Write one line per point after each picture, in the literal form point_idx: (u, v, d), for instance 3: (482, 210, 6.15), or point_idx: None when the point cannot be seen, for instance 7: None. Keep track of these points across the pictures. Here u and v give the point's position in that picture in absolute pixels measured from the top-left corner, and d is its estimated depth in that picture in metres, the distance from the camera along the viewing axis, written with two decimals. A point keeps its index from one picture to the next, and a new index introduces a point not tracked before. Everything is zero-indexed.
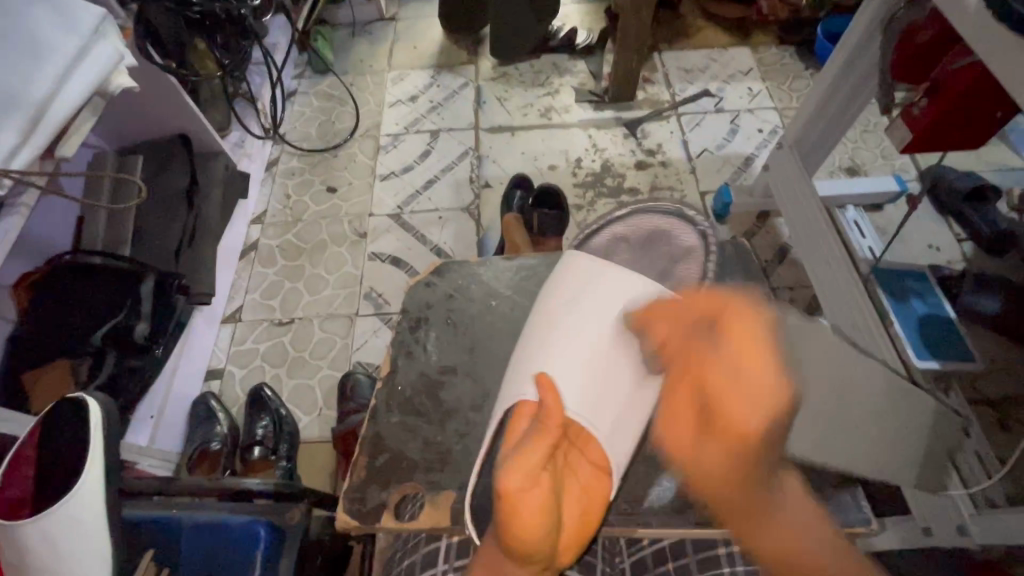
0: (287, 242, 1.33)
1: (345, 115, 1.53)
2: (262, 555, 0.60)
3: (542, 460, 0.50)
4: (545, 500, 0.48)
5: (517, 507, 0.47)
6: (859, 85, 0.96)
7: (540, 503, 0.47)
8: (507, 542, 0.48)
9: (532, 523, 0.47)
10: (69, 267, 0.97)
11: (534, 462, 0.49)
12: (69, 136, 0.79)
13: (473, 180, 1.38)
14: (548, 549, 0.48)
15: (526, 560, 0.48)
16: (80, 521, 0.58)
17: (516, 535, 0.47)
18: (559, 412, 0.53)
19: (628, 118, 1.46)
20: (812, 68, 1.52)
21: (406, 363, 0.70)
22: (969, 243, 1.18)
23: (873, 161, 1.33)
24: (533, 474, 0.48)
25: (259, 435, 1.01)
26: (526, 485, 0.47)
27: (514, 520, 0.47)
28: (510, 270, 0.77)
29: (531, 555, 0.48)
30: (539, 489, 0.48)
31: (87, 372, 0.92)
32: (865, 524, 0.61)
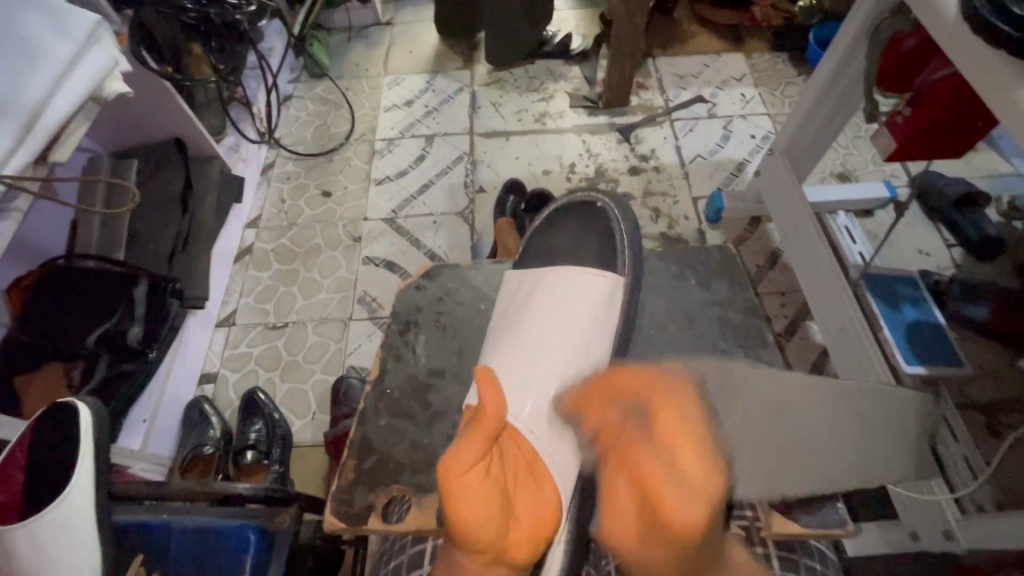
0: (282, 246, 1.33)
1: (341, 119, 1.54)
2: (252, 558, 0.61)
3: (480, 451, 0.48)
4: (483, 491, 0.47)
5: (452, 495, 0.46)
6: (849, 91, 0.97)
7: (478, 493, 0.46)
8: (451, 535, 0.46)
9: (473, 518, 0.45)
10: (64, 271, 0.97)
11: (471, 453, 0.48)
12: (62, 143, 0.79)
13: (468, 184, 1.38)
14: (494, 542, 0.47)
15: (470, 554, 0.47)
16: (70, 524, 0.58)
17: (458, 522, 0.45)
18: (496, 412, 0.51)
19: (622, 123, 1.47)
20: (805, 74, 1.54)
21: (395, 367, 0.71)
22: (959, 248, 1.19)
23: (864, 167, 1.34)
24: (472, 463, 0.47)
25: (252, 439, 1.02)
26: (468, 481, 0.46)
27: (453, 511, 0.45)
28: (500, 274, 0.77)
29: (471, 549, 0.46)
30: (476, 481, 0.47)
31: (81, 374, 0.93)
32: (845, 529, 0.62)
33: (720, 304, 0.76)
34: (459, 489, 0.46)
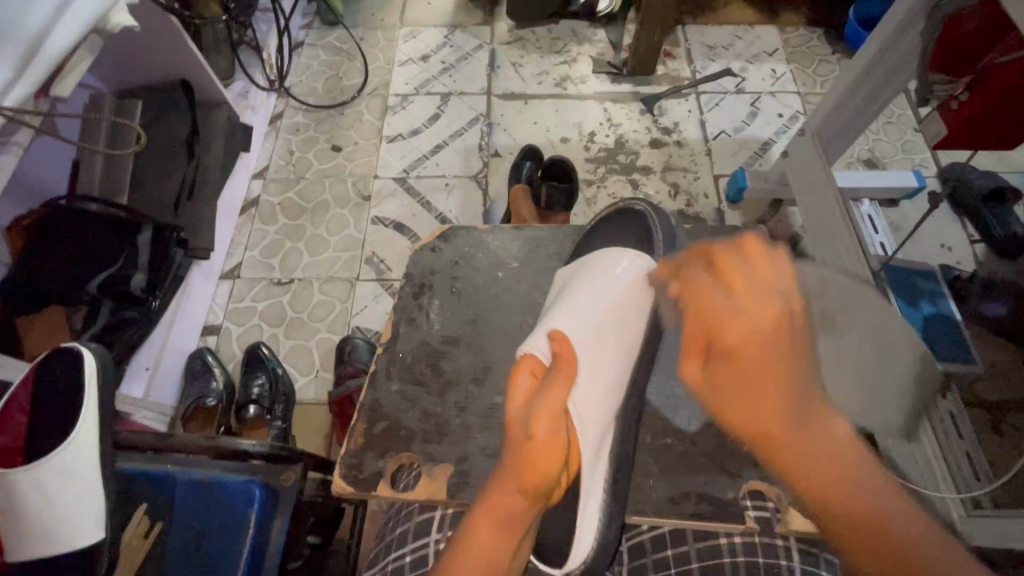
0: (288, 199, 1.30)
1: (353, 71, 1.47)
2: (256, 513, 0.60)
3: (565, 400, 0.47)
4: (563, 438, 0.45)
5: (535, 434, 0.44)
6: (896, 69, 0.92)
7: (560, 439, 0.45)
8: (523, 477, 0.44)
9: (553, 468, 0.44)
10: (66, 212, 0.94)
11: (558, 399, 0.46)
12: (66, 77, 0.75)
13: (482, 148, 1.34)
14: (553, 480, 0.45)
15: (539, 488, 0.44)
16: (74, 469, 0.58)
17: (536, 466, 0.43)
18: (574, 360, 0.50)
19: (646, 93, 1.41)
20: (840, 53, 1.47)
21: (408, 331, 0.69)
22: (982, 245, 1.16)
23: (893, 155, 1.30)
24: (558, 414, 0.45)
25: (254, 393, 1.01)
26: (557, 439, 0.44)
27: (535, 445, 0.43)
28: (519, 243, 0.75)
29: (542, 484, 0.44)
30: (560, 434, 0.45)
31: (83, 319, 0.92)
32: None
33: None
34: (547, 431, 0.44)
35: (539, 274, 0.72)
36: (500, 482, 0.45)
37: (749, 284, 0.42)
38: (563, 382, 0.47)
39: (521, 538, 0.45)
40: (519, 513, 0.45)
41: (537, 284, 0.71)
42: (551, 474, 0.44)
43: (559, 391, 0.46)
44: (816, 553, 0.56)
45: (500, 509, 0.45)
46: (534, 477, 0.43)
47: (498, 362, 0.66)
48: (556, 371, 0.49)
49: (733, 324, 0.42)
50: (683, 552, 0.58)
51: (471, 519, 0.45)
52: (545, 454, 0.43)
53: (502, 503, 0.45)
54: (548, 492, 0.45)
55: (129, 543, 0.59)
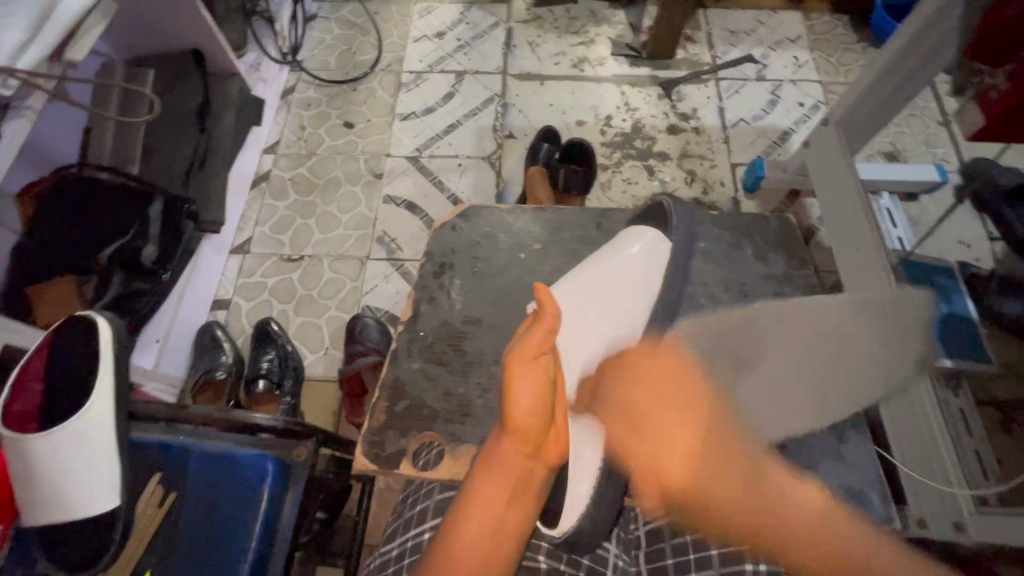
0: (300, 175, 1.28)
1: (367, 46, 1.45)
2: (268, 488, 0.60)
3: (543, 344, 0.48)
4: (543, 382, 0.47)
5: (512, 380, 0.46)
6: (930, 58, 0.89)
7: (539, 383, 0.47)
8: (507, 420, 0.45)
9: (536, 413, 0.46)
10: (75, 181, 0.93)
11: (538, 345, 0.49)
12: (79, 40, 0.74)
13: (497, 128, 1.31)
14: (540, 426, 0.46)
15: (526, 433, 0.45)
16: (90, 436, 0.58)
17: (512, 409, 0.45)
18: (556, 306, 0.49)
19: (665, 77, 1.38)
20: (864, 42, 1.44)
21: (429, 310, 0.69)
22: (1001, 243, 1.14)
23: (915, 148, 1.27)
24: (532, 356, 0.48)
25: (264, 368, 1.01)
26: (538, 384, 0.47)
27: (511, 391, 0.46)
28: (540, 224, 0.73)
29: (527, 429, 0.45)
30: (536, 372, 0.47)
31: (94, 291, 0.91)
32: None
33: (773, 277, 0.73)
34: (524, 376, 0.47)
35: (561, 257, 0.71)
36: (493, 439, 0.47)
37: (650, 386, 0.58)
38: (539, 327, 0.48)
39: (520, 492, 0.46)
40: (514, 464, 0.45)
41: (558, 267, 0.71)
42: (536, 418, 0.46)
43: (536, 332, 0.48)
44: None
45: (493, 459, 0.46)
46: (513, 422, 0.45)
47: None
48: (535, 316, 0.49)
49: (668, 459, 0.52)
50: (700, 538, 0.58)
51: (471, 477, 0.46)
52: (527, 400, 0.46)
53: (497, 455, 0.46)
54: (541, 440, 0.46)
55: (143, 511, 0.59)
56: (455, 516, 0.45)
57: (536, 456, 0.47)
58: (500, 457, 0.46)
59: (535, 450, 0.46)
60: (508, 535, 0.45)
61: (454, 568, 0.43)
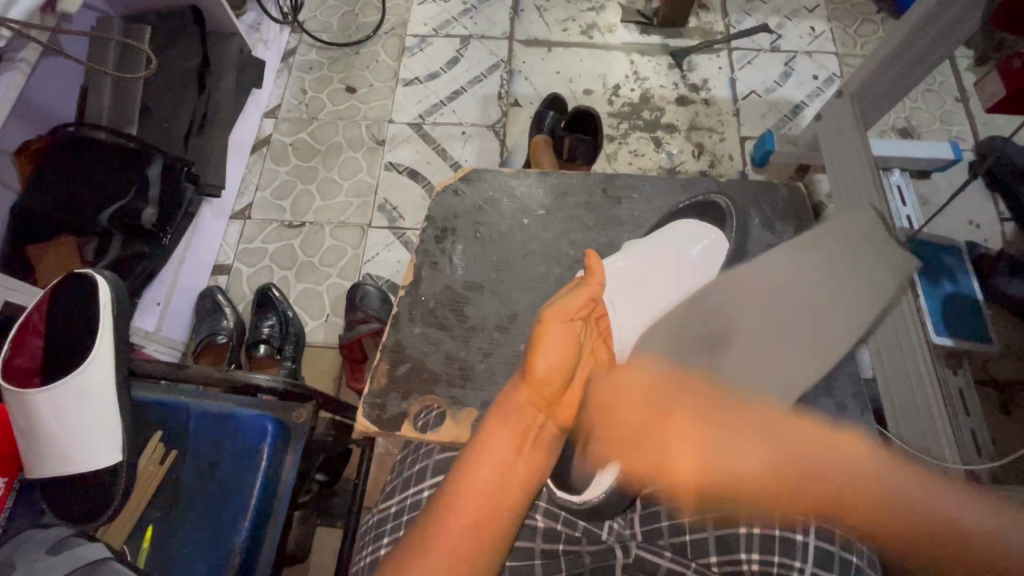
0: (302, 140, 1.26)
1: (370, 8, 1.40)
2: (269, 447, 0.60)
3: (582, 306, 0.51)
4: (574, 342, 0.49)
5: (543, 334, 0.48)
6: (953, 28, 0.86)
7: (569, 341, 0.49)
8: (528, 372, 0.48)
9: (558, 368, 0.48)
10: (73, 140, 0.91)
11: (577, 308, 0.51)
12: None
13: (502, 96, 1.28)
14: (561, 380, 0.48)
15: (545, 385, 0.47)
16: (91, 395, 0.59)
17: (535, 359, 0.47)
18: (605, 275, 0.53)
19: (675, 46, 1.34)
20: (885, 13, 1.38)
21: (431, 275, 0.68)
22: (1012, 223, 1.12)
23: (930, 125, 1.24)
24: (567, 318, 0.50)
25: (265, 332, 1.01)
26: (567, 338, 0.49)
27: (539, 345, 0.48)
28: (544, 190, 0.72)
29: (547, 382, 0.47)
30: (567, 332, 0.49)
31: (94, 251, 0.92)
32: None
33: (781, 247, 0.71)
34: (556, 334, 0.48)
35: (565, 223, 0.70)
36: (510, 387, 0.49)
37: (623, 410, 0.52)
38: (584, 290, 0.52)
39: (528, 443, 0.47)
40: (528, 423, 0.47)
41: (563, 234, 0.69)
42: (557, 373, 0.48)
43: (581, 293, 0.51)
44: None
45: (505, 409, 0.47)
46: (532, 371, 0.47)
47: (522, 310, 0.66)
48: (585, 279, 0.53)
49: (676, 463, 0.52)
50: (700, 503, 0.57)
51: (485, 421, 0.48)
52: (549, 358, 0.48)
53: (510, 410, 0.47)
54: (557, 397, 0.48)
55: (146, 468, 0.61)
56: (463, 464, 0.45)
57: (550, 411, 0.48)
58: (515, 404, 0.48)
59: (547, 404, 0.48)
60: (518, 482, 0.45)
61: (459, 502, 0.44)
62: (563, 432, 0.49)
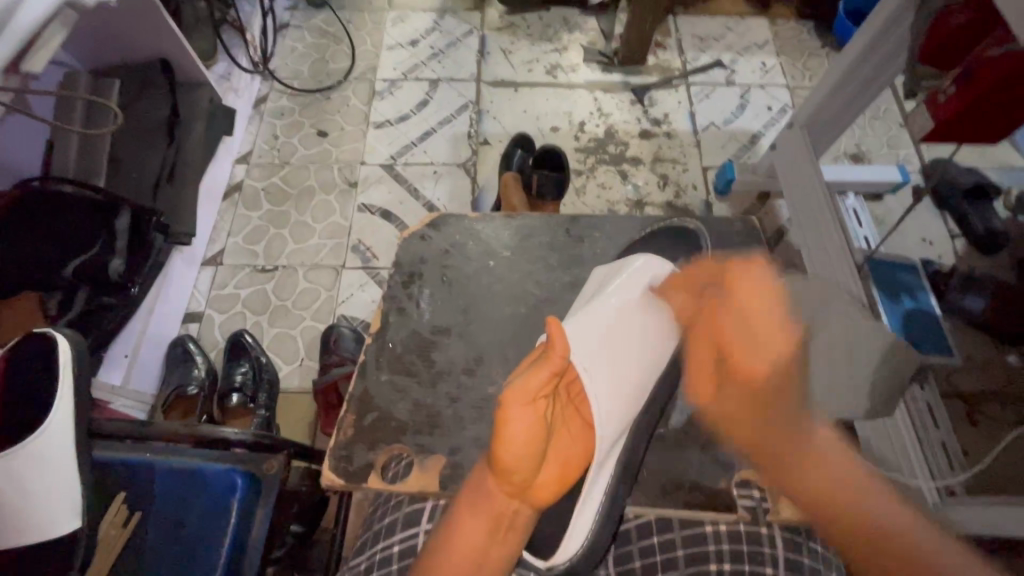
0: (273, 185, 1.27)
1: (340, 54, 1.44)
2: (239, 502, 0.59)
3: (542, 387, 0.48)
4: (538, 424, 0.48)
5: (506, 417, 0.47)
6: (887, 63, 0.92)
7: (533, 425, 0.47)
8: (494, 462, 0.48)
9: (522, 461, 0.47)
10: (41, 197, 0.88)
11: (540, 387, 0.49)
12: (38, 50, 0.72)
13: (472, 135, 1.32)
14: (530, 469, 0.48)
15: (510, 476, 0.48)
16: (49, 458, 0.57)
17: (501, 448, 0.47)
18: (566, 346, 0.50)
19: (636, 83, 1.40)
20: (829, 48, 1.47)
21: (398, 321, 0.68)
22: (962, 240, 1.18)
23: (879, 150, 1.31)
24: (529, 399, 0.48)
25: (238, 381, 0.99)
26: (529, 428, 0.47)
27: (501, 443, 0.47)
28: (509, 232, 0.74)
29: (514, 472, 0.47)
30: (534, 415, 0.48)
31: (58, 306, 0.89)
32: None
33: None
34: (519, 418, 0.47)
35: (531, 263, 0.72)
36: (481, 474, 0.51)
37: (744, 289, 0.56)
38: (545, 367, 0.49)
39: (501, 527, 0.49)
40: (501, 512, 0.49)
41: (529, 274, 0.71)
42: (525, 464, 0.47)
43: (539, 372, 0.48)
44: (798, 541, 0.57)
45: (477, 498, 0.49)
46: (500, 464, 0.47)
47: (489, 352, 0.66)
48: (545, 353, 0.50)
49: (755, 366, 0.55)
50: (668, 539, 0.59)
51: (456, 509, 0.50)
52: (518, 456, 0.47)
53: (481, 501, 0.49)
54: (528, 484, 0.48)
55: (106, 533, 0.58)
56: (439, 549, 0.47)
57: (522, 496, 0.49)
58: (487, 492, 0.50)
59: (518, 491, 0.49)
60: (491, 566, 0.47)
61: None
62: (538, 511, 0.50)
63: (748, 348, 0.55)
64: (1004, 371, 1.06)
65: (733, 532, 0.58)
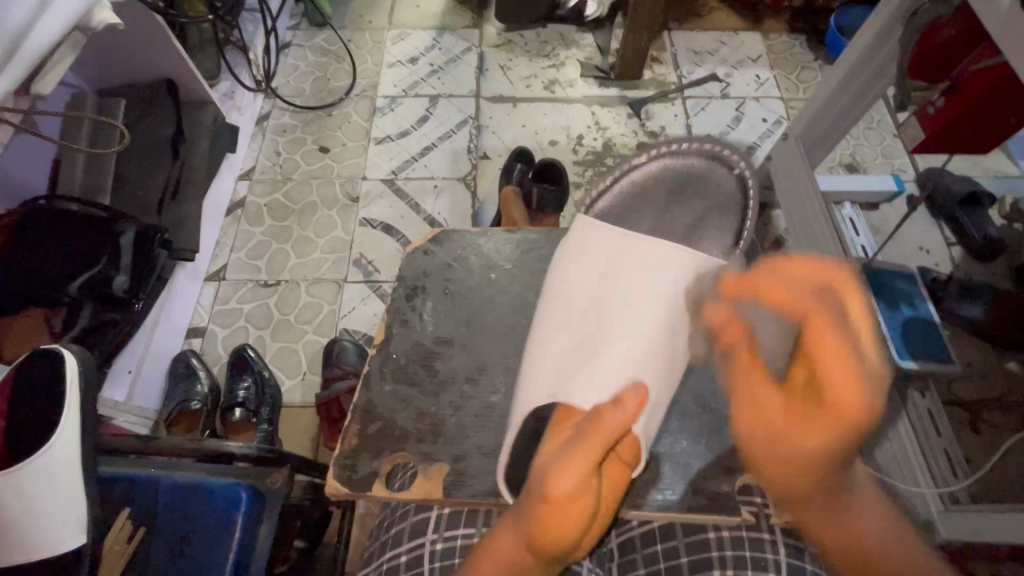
0: (276, 200, 1.29)
1: (342, 72, 1.47)
2: (242, 517, 0.59)
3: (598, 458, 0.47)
4: (591, 502, 0.47)
5: (560, 494, 0.45)
6: (878, 75, 0.94)
7: (581, 497, 0.46)
8: (533, 536, 0.47)
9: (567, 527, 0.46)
10: (44, 213, 0.91)
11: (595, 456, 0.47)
12: (46, 73, 0.73)
13: (471, 149, 1.34)
14: (571, 543, 0.48)
15: (551, 547, 0.47)
16: (55, 474, 0.57)
17: (551, 528, 0.46)
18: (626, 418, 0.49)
19: (633, 97, 1.42)
20: (822, 60, 1.50)
21: (401, 333, 0.69)
22: (959, 247, 1.19)
23: (873, 159, 1.33)
24: (585, 479, 0.46)
25: (240, 396, 0.99)
26: (576, 489, 0.46)
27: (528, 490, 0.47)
28: (510, 244, 0.75)
29: (553, 547, 0.47)
30: (585, 500, 0.46)
31: (62, 323, 0.89)
32: None
33: None
34: (573, 490, 0.46)
35: (531, 275, 0.73)
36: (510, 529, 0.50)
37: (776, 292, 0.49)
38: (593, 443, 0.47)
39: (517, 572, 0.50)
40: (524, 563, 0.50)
41: (530, 286, 0.72)
42: (565, 540, 0.47)
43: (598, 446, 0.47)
44: (800, 546, 0.57)
45: (503, 557, 0.50)
46: (545, 542, 0.47)
47: (491, 362, 0.67)
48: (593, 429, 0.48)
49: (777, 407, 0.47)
50: (671, 547, 0.59)
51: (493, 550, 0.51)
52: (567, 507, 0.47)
53: (509, 550, 0.50)
54: (564, 551, 0.48)
55: (111, 549, 0.58)
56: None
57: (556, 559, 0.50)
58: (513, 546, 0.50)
59: (551, 555, 0.49)
60: None
61: None
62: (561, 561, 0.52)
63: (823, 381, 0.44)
64: (1004, 377, 1.06)
65: (736, 538, 0.58)
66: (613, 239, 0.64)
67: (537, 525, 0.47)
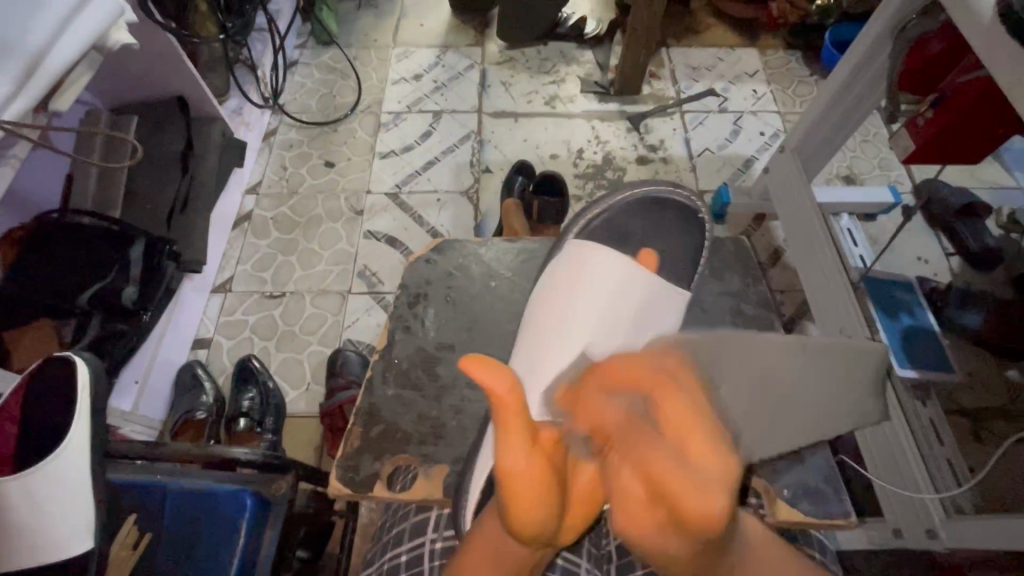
0: (282, 214, 1.31)
1: (347, 89, 1.50)
2: (247, 523, 0.60)
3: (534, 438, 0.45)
4: (542, 475, 0.44)
5: (513, 491, 0.44)
6: (871, 89, 0.96)
7: (538, 477, 0.44)
8: (510, 525, 0.46)
9: (532, 499, 0.44)
10: (56, 228, 0.93)
11: (531, 465, 0.44)
12: (63, 92, 0.76)
13: (474, 163, 1.36)
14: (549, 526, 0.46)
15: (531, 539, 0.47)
16: (64, 479, 0.58)
17: (515, 520, 0.45)
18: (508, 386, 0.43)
19: (632, 111, 1.45)
20: (818, 75, 1.53)
21: (404, 339, 0.70)
22: (957, 258, 1.20)
23: (870, 171, 1.34)
24: (526, 453, 0.44)
25: (244, 406, 1.00)
26: (524, 464, 0.43)
27: (513, 511, 0.44)
28: (510, 253, 0.76)
29: (533, 536, 0.46)
30: (542, 470, 0.44)
31: (72, 333, 0.91)
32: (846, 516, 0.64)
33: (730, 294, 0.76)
34: (523, 489, 0.44)
35: (532, 283, 0.74)
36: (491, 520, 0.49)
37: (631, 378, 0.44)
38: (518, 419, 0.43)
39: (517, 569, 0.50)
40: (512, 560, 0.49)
41: (530, 293, 0.73)
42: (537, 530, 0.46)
43: (516, 452, 0.43)
44: None
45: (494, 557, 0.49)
46: (521, 533, 0.46)
47: (492, 368, 0.68)
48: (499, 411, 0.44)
49: (651, 515, 0.42)
50: None
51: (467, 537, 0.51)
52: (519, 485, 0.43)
53: (486, 540, 0.49)
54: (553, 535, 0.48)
55: (118, 554, 0.59)
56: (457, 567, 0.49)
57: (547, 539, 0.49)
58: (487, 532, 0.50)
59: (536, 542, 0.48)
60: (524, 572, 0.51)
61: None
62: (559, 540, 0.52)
63: (690, 485, 0.36)
64: (1005, 386, 1.06)
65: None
66: (580, 268, 0.66)
67: (508, 513, 0.45)
